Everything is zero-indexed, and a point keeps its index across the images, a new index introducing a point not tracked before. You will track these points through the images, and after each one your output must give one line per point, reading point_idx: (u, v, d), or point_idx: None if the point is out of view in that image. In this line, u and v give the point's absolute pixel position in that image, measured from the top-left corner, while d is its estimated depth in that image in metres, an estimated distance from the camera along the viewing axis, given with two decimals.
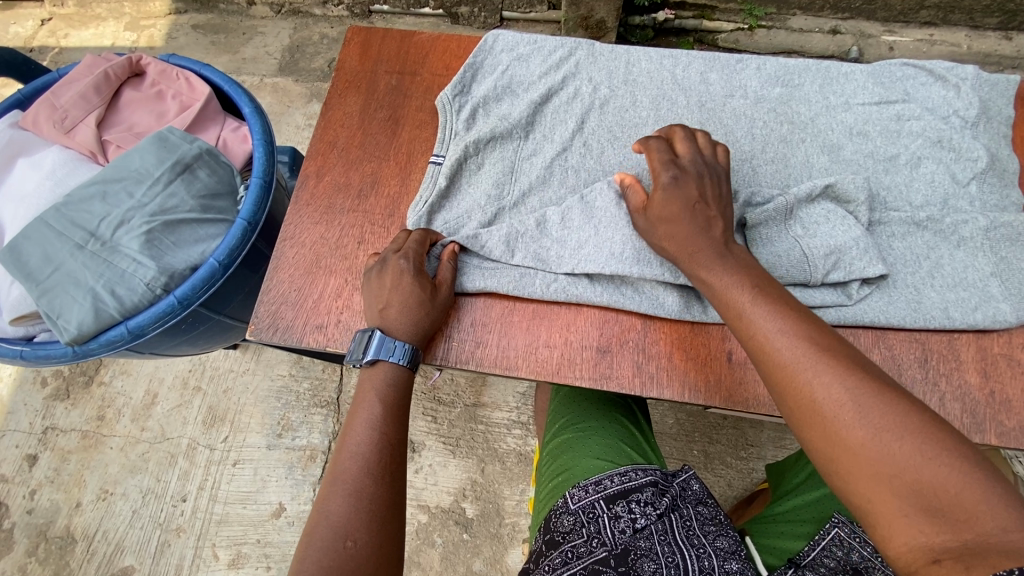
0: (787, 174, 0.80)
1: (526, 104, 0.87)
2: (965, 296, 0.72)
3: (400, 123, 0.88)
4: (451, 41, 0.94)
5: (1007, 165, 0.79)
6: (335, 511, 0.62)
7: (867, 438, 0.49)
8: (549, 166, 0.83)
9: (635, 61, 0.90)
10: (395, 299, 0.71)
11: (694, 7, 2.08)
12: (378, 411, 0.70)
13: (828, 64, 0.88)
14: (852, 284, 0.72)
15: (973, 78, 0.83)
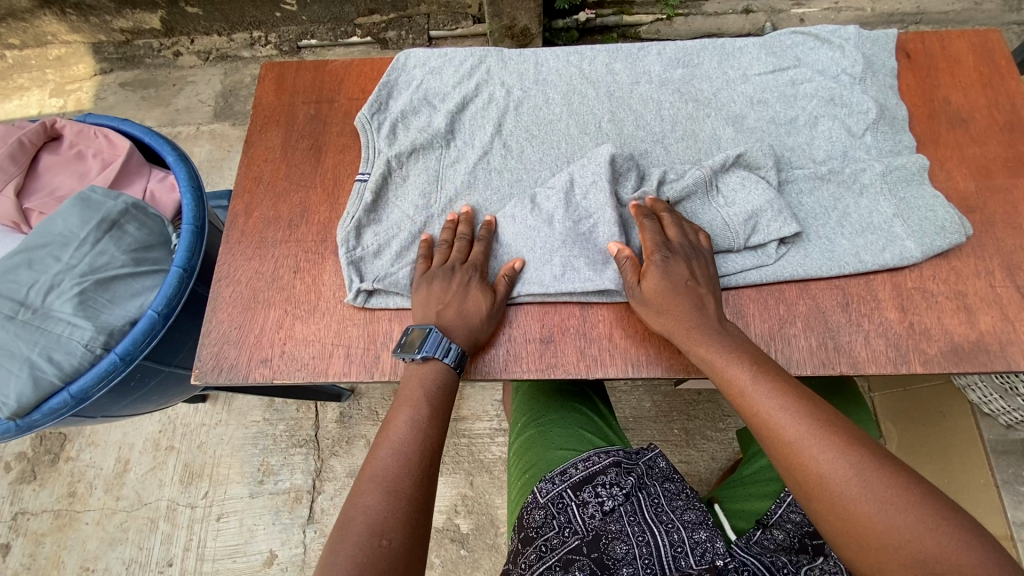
0: (697, 149, 0.85)
1: (444, 114, 0.89)
2: (872, 239, 0.76)
3: (322, 150, 0.89)
4: (363, 65, 0.96)
5: (896, 112, 0.84)
6: (371, 506, 0.61)
7: (873, 512, 0.56)
8: (473, 170, 0.85)
9: (544, 60, 0.93)
10: (455, 305, 0.74)
11: (612, 4, 2.15)
12: (423, 412, 0.70)
13: (723, 41, 0.92)
14: (769, 243, 0.77)
15: (855, 38, 0.88)
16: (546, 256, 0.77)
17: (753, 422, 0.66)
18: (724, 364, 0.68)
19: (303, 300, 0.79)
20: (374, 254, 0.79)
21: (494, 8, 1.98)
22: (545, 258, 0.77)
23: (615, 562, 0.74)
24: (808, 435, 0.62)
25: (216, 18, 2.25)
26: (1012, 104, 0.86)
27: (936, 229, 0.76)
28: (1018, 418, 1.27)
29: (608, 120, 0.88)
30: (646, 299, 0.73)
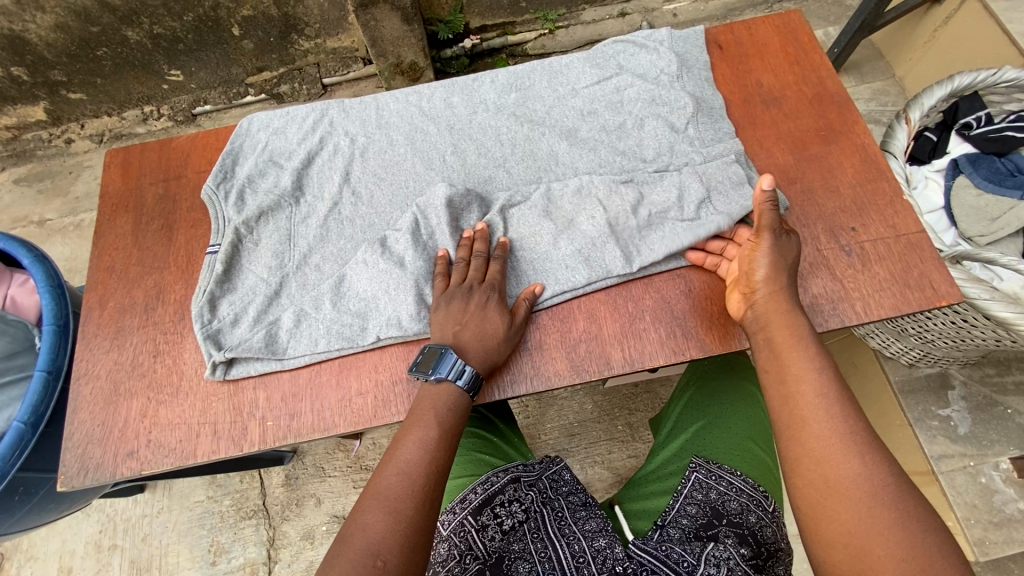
0: (537, 167, 0.88)
1: (290, 173, 0.90)
2: (705, 222, 0.80)
3: (173, 228, 0.89)
4: (209, 136, 0.96)
5: (712, 103, 0.90)
6: (371, 525, 0.61)
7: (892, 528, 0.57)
8: (324, 223, 0.86)
9: (385, 104, 0.96)
10: (473, 324, 0.74)
11: (495, 27, 2.23)
12: (433, 434, 0.69)
13: (551, 61, 0.97)
14: (612, 246, 0.80)
15: (668, 39, 0.94)
16: (401, 297, 0.78)
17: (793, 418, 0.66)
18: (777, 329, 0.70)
19: (165, 384, 0.78)
20: (230, 325, 0.79)
21: (376, 48, 2.02)
22: (398, 298, 0.78)
23: None
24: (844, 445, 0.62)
25: (102, 100, 2.21)
26: (818, 78, 0.92)
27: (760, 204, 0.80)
28: (917, 356, 1.31)
29: (451, 152, 0.91)
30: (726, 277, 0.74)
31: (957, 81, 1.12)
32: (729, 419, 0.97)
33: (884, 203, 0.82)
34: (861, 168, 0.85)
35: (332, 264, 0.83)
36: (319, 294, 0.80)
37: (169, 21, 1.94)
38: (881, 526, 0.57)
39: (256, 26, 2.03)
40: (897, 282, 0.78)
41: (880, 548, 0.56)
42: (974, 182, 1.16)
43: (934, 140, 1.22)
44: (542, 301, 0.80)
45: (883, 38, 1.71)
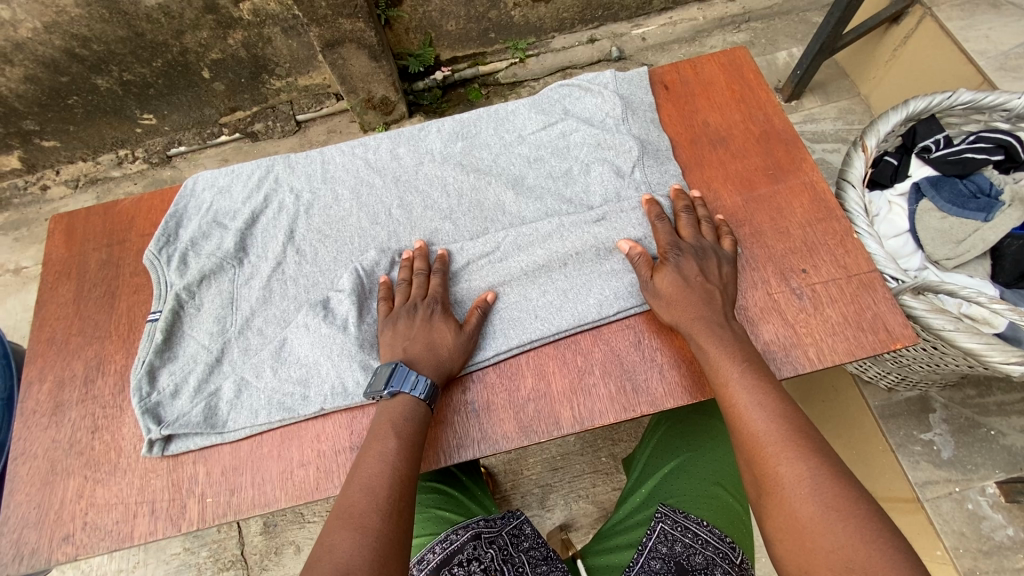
0: (483, 218, 0.87)
1: (233, 234, 0.88)
2: None
3: (116, 294, 0.88)
4: (153, 197, 0.95)
5: (658, 144, 0.89)
6: (338, 545, 0.57)
7: (817, 513, 0.55)
8: (268, 285, 0.84)
9: (331, 158, 0.94)
10: (421, 338, 0.75)
11: (466, 58, 2.24)
12: (394, 444, 0.67)
13: (496, 108, 0.97)
14: (564, 299, 0.79)
15: (612, 81, 0.93)
16: (345, 362, 0.76)
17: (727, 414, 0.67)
18: (720, 359, 0.69)
19: (103, 462, 0.77)
20: (169, 397, 0.77)
21: (347, 85, 2.03)
22: (341, 364, 0.76)
23: None
24: (774, 430, 0.62)
25: (76, 147, 2.21)
26: (765, 115, 0.91)
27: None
28: (896, 379, 1.28)
29: (397, 206, 0.89)
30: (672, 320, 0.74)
31: (913, 107, 1.12)
32: (699, 462, 0.95)
33: (836, 243, 0.81)
34: (811, 206, 0.84)
35: (275, 327, 0.81)
36: (260, 361, 0.78)
37: (139, 68, 1.95)
38: (827, 542, 0.54)
39: (226, 68, 2.04)
40: (850, 325, 0.76)
41: (831, 565, 0.52)
42: (938, 205, 1.15)
43: (895, 164, 1.21)
44: (491, 356, 0.78)
45: (846, 57, 1.72)
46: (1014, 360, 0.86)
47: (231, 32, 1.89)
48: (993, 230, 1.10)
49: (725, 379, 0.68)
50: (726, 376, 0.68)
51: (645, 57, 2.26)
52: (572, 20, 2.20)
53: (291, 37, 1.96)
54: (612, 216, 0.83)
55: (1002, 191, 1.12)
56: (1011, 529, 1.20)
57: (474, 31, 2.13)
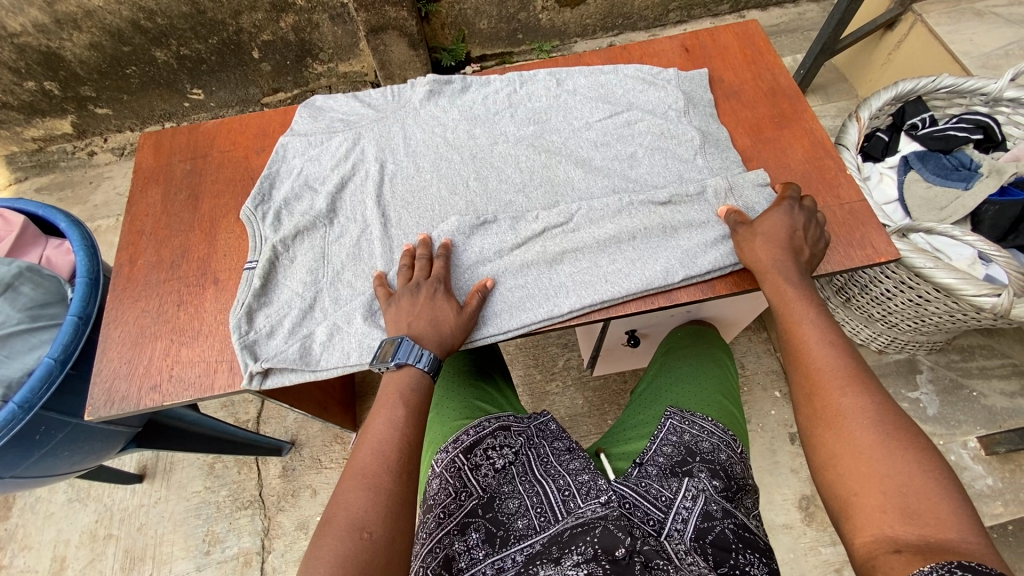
0: (553, 193, 0.97)
1: (325, 196, 0.99)
2: (715, 249, 0.88)
3: (200, 199, 1.01)
4: (233, 123, 1.10)
5: (717, 135, 0.99)
6: (355, 503, 0.68)
7: (874, 442, 0.67)
8: (357, 243, 0.95)
9: (411, 133, 1.05)
10: (425, 315, 0.83)
11: (495, 56, 2.43)
12: (400, 411, 0.78)
13: (564, 98, 1.07)
14: (645, 270, 0.87)
15: (675, 79, 1.04)
16: None
17: (796, 353, 0.78)
18: (791, 300, 0.81)
19: (187, 328, 0.89)
20: (269, 333, 0.86)
21: (385, 71, 2.22)
22: None
23: (509, 517, 0.79)
24: (841, 373, 0.73)
25: (127, 116, 2.38)
26: (772, 75, 1.05)
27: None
28: (886, 341, 1.39)
29: (475, 178, 1.00)
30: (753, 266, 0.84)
31: (901, 87, 1.27)
32: (702, 376, 1.06)
33: (829, 176, 0.95)
34: (809, 147, 0.97)
35: (365, 280, 0.92)
36: (352, 308, 0.88)
37: (196, 44, 2.12)
38: (883, 471, 0.65)
39: (275, 50, 2.22)
40: (842, 242, 0.89)
41: (884, 489, 0.64)
42: (923, 176, 1.29)
43: (886, 140, 1.36)
44: (559, 313, 0.86)
45: (844, 62, 1.88)
46: (986, 292, 0.98)
47: (283, 15, 2.07)
48: (972, 198, 1.23)
49: (796, 319, 0.80)
50: (795, 319, 0.80)
51: None
52: (595, 26, 2.39)
53: (337, 24, 2.14)
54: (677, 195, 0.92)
55: (982, 164, 1.26)
56: (990, 479, 1.29)
57: (504, 31, 2.32)
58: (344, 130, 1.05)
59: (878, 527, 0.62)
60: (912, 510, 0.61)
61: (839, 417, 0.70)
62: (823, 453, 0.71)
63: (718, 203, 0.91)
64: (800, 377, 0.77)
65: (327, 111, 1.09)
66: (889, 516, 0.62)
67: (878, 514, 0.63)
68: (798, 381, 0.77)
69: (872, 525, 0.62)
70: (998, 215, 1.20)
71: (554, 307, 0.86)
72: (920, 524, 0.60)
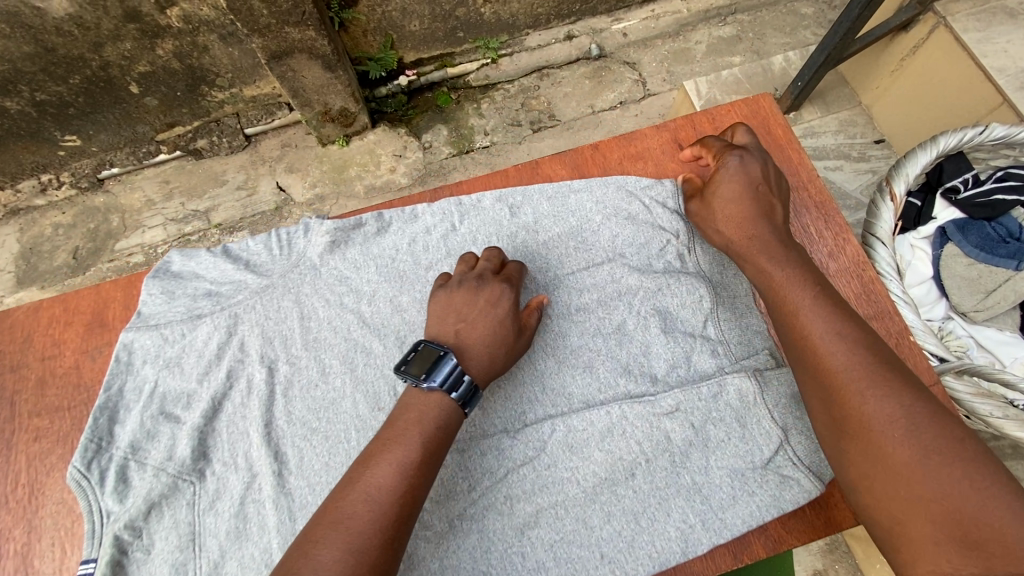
0: (517, 397, 0.66)
1: (190, 432, 0.66)
2: (751, 492, 0.61)
3: (9, 444, 0.68)
4: (53, 307, 0.75)
5: (729, 291, 0.73)
6: (324, 565, 0.48)
7: (912, 457, 0.50)
8: (240, 510, 0.63)
9: (311, 310, 0.72)
10: (480, 320, 0.64)
11: (432, 58, 1.89)
12: (415, 454, 0.55)
13: (521, 234, 0.75)
14: (660, 532, 0.59)
15: (671, 199, 0.75)
16: None
17: (801, 350, 0.60)
18: (783, 280, 0.64)
19: None
20: None
21: (297, 99, 1.67)
22: None
23: None
24: (863, 370, 0.56)
25: None
26: (796, 180, 0.78)
27: (807, 465, 0.61)
28: None
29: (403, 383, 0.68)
30: (717, 208, 0.71)
31: (942, 144, 1.00)
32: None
33: (891, 344, 0.69)
34: (860, 298, 0.71)
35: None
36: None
37: (53, 86, 1.57)
38: (929, 487, 0.49)
39: (158, 81, 1.66)
40: None
41: (932, 513, 0.48)
42: (964, 250, 1.05)
43: (918, 206, 1.12)
44: None
45: (847, 67, 1.60)
46: None
47: (159, 41, 1.54)
48: None
49: (797, 308, 0.62)
50: (798, 300, 0.62)
51: (627, 56, 1.94)
52: (547, 14, 1.87)
53: (231, 45, 1.61)
54: (689, 403, 0.64)
55: None
56: None
57: (441, 31, 1.79)
58: (210, 311, 0.71)
59: (933, 564, 0.47)
60: (965, 535, 0.46)
61: (863, 419, 0.54)
62: (848, 458, 0.55)
63: (745, 413, 0.64)
64: (805, 373, 0.59)
65: (187, 278, 0.75)
66: (942, 547, 0.47)
67: (926, 540, 0.48)
68: (804, 376, 0.59)
69: (921, 561, 0.48)
70: None
71: None
72: (983, 559, 0.45)
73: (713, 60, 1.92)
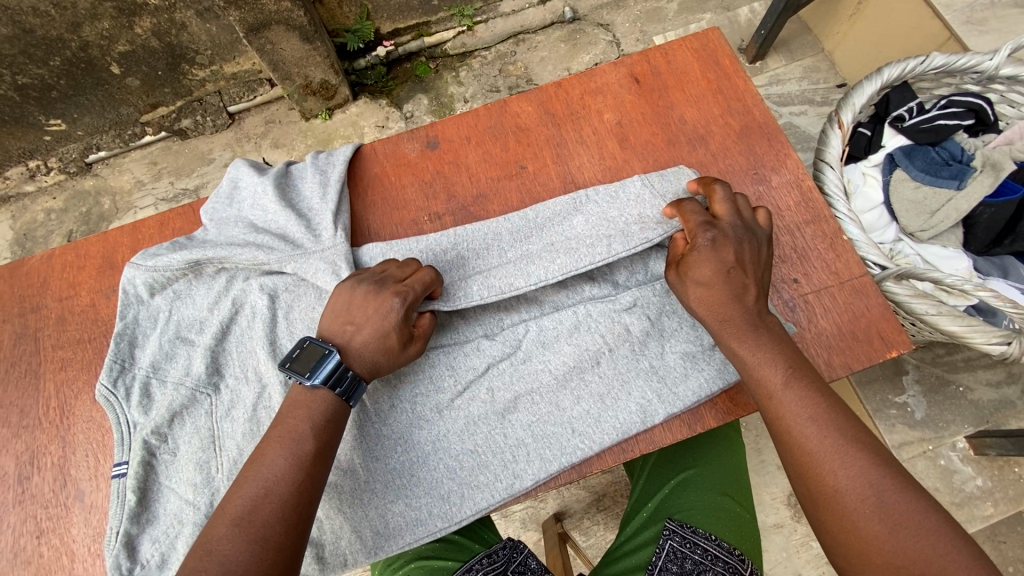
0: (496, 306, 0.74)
1: (203, 352, 0.73)
2: (698, 371, 0.69)
3: (40, 372, 0.76)
4: (66, 254, 0.81)
5: None
6: (231, 557, 0.51)
7: (882, 530, 0.51)
8: (252, 414, 0.71)
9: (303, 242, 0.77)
10: (369, 326, 0.64)
11: (409, 28, 1.90)
12: (309, 446, 0.58)
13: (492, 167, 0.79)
14: (622, 409, 0.68)
15: None
16: (359, 515, 0.66)
17: (773, 427, 0.60)
18: (754, 362, 0.63)
19: (55, 569, 0.68)
20: (159, 568, 0.66)
21: (279, 72, 1.70)
22: (354, 515, 0.66)
23: None
24: (830, 442, 0.56)
25: None
26: (744, 106, 0.84)
27: None
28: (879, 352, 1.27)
29: None
30: (690, 284, 0.67)
31: (887, 74, 1.07)
32: (709, 468, 0.92)
33: (826, 245, 0.77)
34: (799, 206, 0.79)
35: None
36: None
37: (35, 69, 1.57)
38: (900, 556, 0.49)
39: (138, 60, 1.66)
40: (845, 335, 0.73)
41: None
42: (911, 175, 1.13)
43: (869, 134, 1.20)
44: (523, 488, 0.67)
45: (810, 13, 1.66)
46: (995, 341, 0.88)
47: (137, 19, 1.53)
48: (967, 199, 1.09)
49: (769, 391, 0.61)
50: (771, 383, 0.61)
51: (601, 16, 1.94)
52: None
53: (209, 20, 1.61)
54: (644, 299, 0.72)
55: (974, 156, 1.11)
56: (979, 479, 1.27)
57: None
58: (207, 257, 0.75)
59: None
60: None
61: (832, 486, 0.54)
62: (824, 527, 0.55)
63: None
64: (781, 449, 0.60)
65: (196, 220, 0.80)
66: None
67: None
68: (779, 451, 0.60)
69: None
70: (992, 219, 1.09)
71: (513, 482, 0.67)
72: None
73: (685, 17, 1.92)
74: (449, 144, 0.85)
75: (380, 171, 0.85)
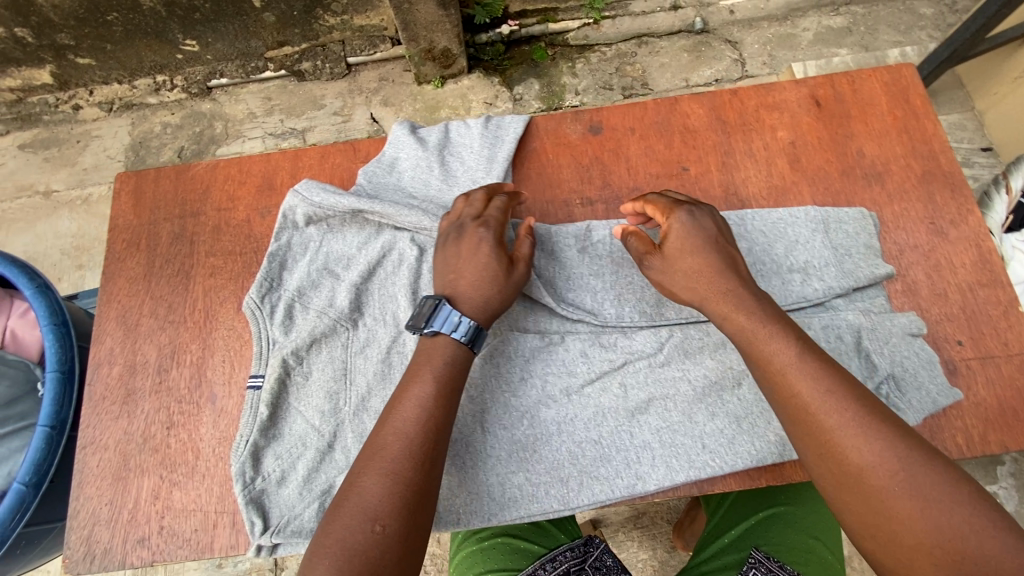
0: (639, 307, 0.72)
1: (349, 287, 0.75)
2: None
3: (192, 273, 0.80)
4: (231, 167, 0.85)
5: (868, 242, 0.74)
6: (368, 489, 0.55)
7: None
8: (387, 356, 0.73)
9: None
10: (468, 269, 0.67)
11: (535, 12, 1.87)
12: (430, 390, 0.61)
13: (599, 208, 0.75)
14: (759, 435, 0.66)
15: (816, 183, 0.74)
16: (479, 481, 0.67)
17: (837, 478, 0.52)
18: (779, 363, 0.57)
19: (180, 462, 0.71)
20: (278, 484, 0.68)
21: (408, 33, 1.69)
22: (475, 479, 0.67)
23: None
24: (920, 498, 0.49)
25: (112, 66, 1.81)
26: (930, 150, 0.80)
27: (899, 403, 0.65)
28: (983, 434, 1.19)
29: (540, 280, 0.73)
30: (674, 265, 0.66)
31: None
32: (801, 510, 0.89)
33: (999, 315, 0.72)
34: (975, 266, 0.74)
35: None
36: None
37: None
38: None
39: None
40: (1005, 411, 0.68)
41: None
42: None
43: None
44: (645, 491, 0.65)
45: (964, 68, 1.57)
46: None
47: None
48: None
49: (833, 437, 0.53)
50: (813, 399, 0.54)
51: (730, 33, 1.88)
52: None
53: None
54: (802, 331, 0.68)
55: None
56: None
57: None
58: (372, 209, 0.76)
59: None
60: None
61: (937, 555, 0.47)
62: None
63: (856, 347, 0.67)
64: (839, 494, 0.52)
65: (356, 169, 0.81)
66: None
67: None
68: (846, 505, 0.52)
69: None
70: None
71: (634, 482, 0.65)
72: None
73: (818, 49, 1.83)
74: (613, 132, 0.84)
75: (539, 146, 0.84)
